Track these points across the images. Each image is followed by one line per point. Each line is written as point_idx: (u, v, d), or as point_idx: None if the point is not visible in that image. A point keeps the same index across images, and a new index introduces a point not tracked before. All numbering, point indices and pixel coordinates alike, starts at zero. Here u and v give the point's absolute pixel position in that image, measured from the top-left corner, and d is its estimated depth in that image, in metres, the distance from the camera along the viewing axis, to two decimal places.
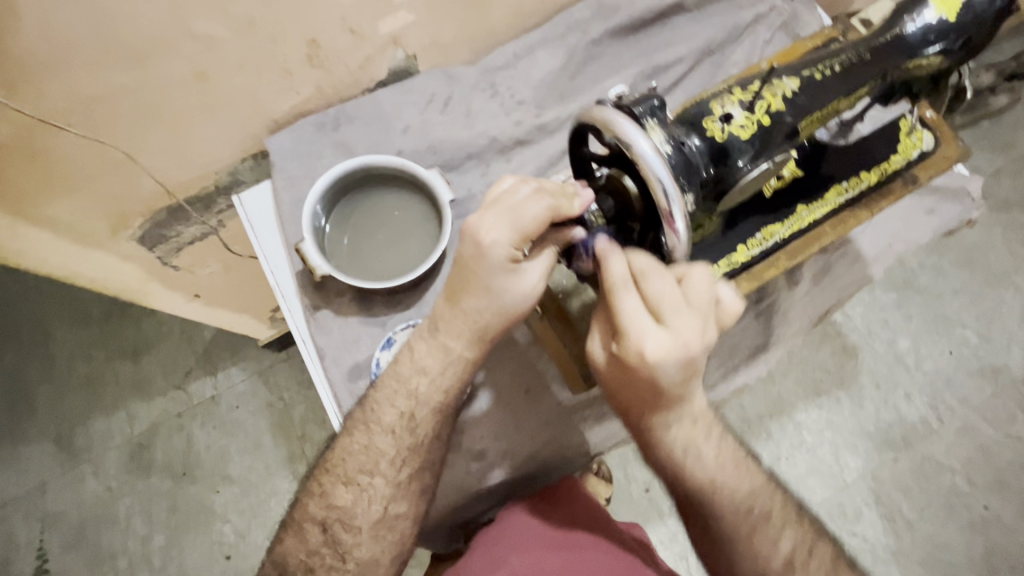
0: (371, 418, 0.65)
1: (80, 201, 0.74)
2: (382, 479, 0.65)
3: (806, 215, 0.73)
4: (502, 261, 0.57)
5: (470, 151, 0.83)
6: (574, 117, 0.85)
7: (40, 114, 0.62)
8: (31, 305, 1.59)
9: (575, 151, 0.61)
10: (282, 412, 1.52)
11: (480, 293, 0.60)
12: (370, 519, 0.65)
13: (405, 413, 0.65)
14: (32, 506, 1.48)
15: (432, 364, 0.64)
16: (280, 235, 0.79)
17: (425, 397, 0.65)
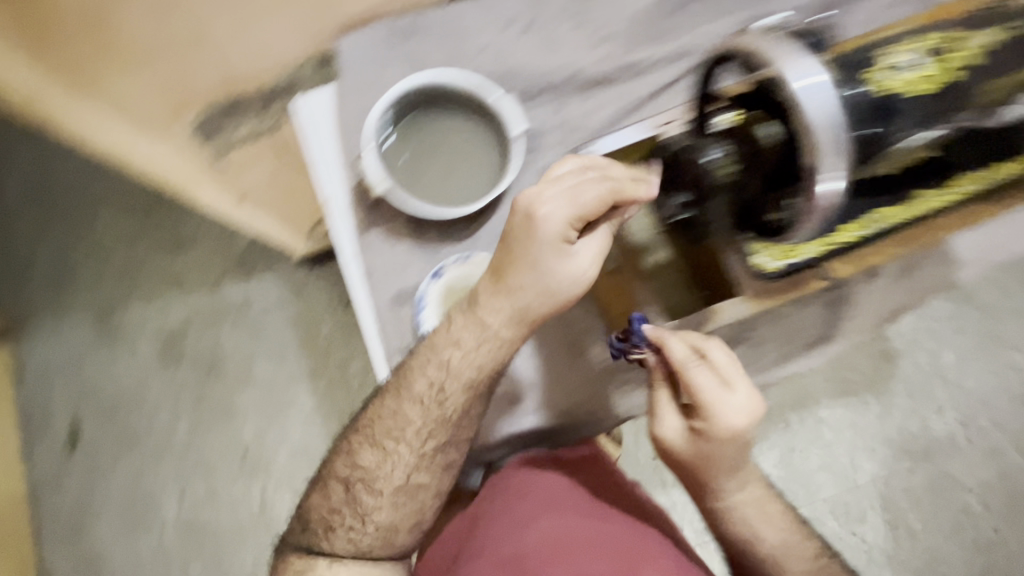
0: (395, 411, 0.66)
1: (143, 80, 0.72)
2: (406, 466, 0.67)
3: (924, 202, 0.68)
4: (552, 236, 0.58)
5: (547, 84, 0.73)
6: (667, 58, 0.74)
7: None
8: (78, 185, 1.61)
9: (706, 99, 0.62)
10: (309, 326, 1.55)
11: (525, 268, 0.59)
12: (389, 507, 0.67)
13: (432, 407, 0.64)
14: (71, 375, 1.57)
15: (466, 338, 0.63)
16: (336, 146, 0.73)
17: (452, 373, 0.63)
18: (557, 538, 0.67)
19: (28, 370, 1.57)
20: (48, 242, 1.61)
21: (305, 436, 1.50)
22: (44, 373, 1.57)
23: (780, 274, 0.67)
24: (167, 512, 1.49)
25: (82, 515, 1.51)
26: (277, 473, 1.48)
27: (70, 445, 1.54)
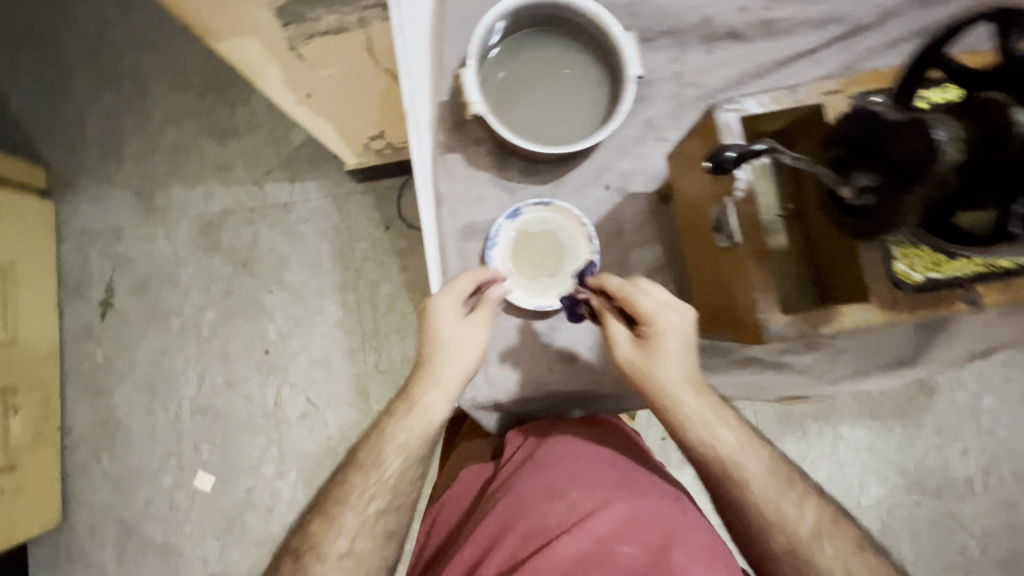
0: (377, 434, 0.67)
1: None
2: (391, 483, 0.67)
3: None
4: (456, 323, 0.61)
5: (671, 27, 0.65)
6: (811, 23, 0.64)
7: None
8: (139, 53, 1.58)
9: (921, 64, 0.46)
10: (346, 241, 1.53)
11: (444, 355, 0.61)
12: (377, 523, 0.67)
13: (409, 429, 0.65)
14: (109, 243, 1.57)
15: (404, 417, 0.65)
16: (428, 51, 0.66)
17: (422, 396, 0.63)
18: (589, 513, 0.67)
19: (69, 230, 1.58)
20: (100, 106, 1.58)
21: (327, 347, 1.51)
22: (83, 235, 1.58)
23: (918, 292, 0.50)
24: (185, 392, 1.53)
25: (105, 378, 1.55)
26: (294, 376, 1.51)
27: (102, 310, 1.56)
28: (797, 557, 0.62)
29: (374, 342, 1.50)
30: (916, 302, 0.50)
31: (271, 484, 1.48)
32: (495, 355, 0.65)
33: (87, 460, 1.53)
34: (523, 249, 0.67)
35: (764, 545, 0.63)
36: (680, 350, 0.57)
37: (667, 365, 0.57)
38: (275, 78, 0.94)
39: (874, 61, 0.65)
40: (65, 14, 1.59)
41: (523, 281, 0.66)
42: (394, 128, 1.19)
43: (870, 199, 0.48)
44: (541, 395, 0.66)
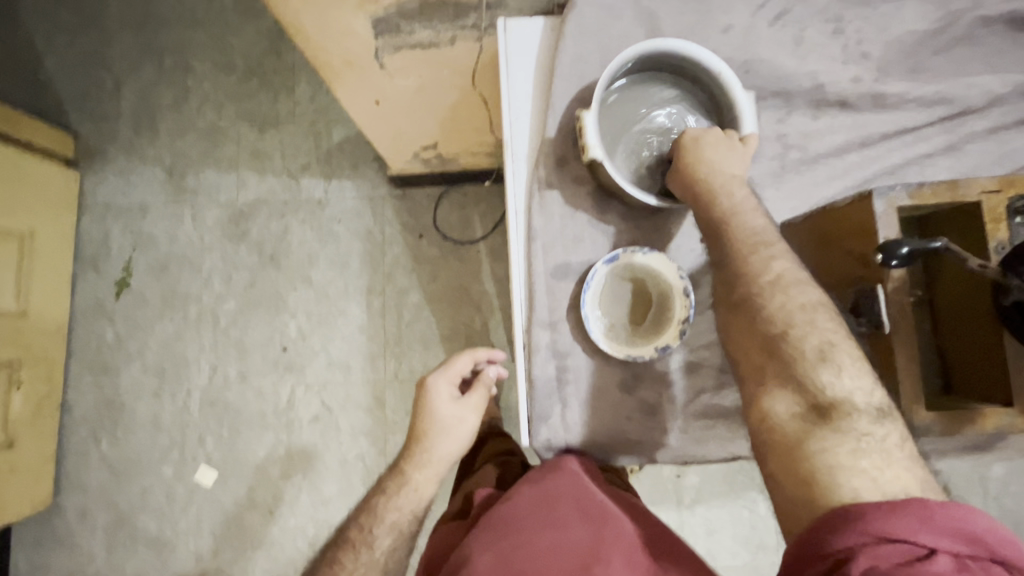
0: (373, 506, 0.70)
1: None
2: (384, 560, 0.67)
3: None
4: (448, 402, 0.71)
5: (783, 88, 0.66)
6: (919, 100, 0.65)
7: None
8: (184, 27, 1.48)
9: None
10: (378, 245, 1.44)
11: (438, 432, 0.70)
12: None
13: (405, 498, 0.69)
14: (130, 221, 1.47)
15: (404, 501, 0.69)
16: (536, 84, 0.66)
17: (422, 465, 0.70)
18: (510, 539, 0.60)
19: (91, 200, 1.48)
20: (138, 78, 1.47)
21: (347, 353, 1.43)
22: (104, 208, 1.47)
23: None
24: (195, 382, 1.44)
25: (113, 358, 1.45)
26: (310, 378, 1.43)
27: (117, 288, 1.46)
28: (749, 302, 0.53)
29: (396, 352, 1.42)
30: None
31: (274, 485, 1.40)
32: (574, 400, 0.64)
33: (85, 441, 1.44)
34: (626, 300, 0.65)
35: (731, 298, 0.55)
36: (726, 159, 0.58)
37: (711, 153, 0.58)
38: (351, 82, 0.89)
39: (975, 144, 0.66)
40: None
41: (619, 332, 0.64)
42: (449, 139, 1.16)
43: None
44: (606, 443, 0.64)
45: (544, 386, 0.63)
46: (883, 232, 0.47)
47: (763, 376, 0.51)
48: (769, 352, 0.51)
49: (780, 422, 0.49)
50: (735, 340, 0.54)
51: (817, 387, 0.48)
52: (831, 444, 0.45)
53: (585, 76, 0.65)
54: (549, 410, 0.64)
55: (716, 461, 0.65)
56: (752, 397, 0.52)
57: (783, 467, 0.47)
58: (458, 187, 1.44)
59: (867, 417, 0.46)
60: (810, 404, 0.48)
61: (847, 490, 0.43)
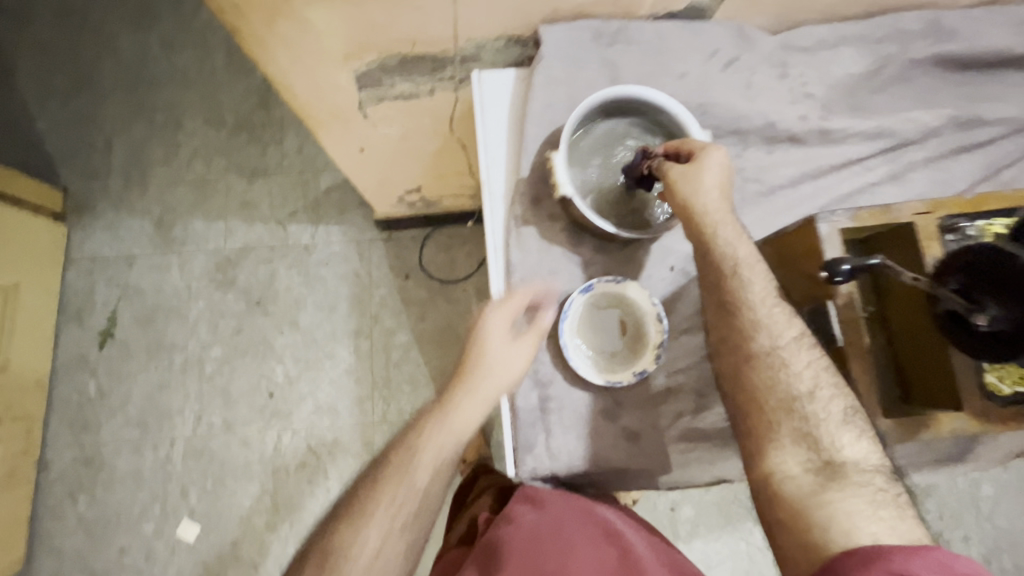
0: (401, 442, 0.64)
1: (336, 11, 0.63)
2: (405, 506, 0.62)
3: None
4: (500, 342, 0.63)
5: (738, 127, 0.71)
6: (863, 134, 0.71)
7: None
8: (175, 85, 1.54)
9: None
10: (365, 287, 1.46)
11: (487, 374, 0.62)
12: (385, 556, 0.61)
13: (433, 442, 0.63)
14: (116, 273, 1.48)
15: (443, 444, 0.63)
16: (509, 129, 0.71)
17: (454, 405, 0.63)
18: None
19: (78, 253, 1.48)
20: (129, 135, 1.52)
21: (335, 396, 1.42)
22: (90, 261, 1.48)
23: (1005, 403, 0.49)
24: (179, 433, 1.41)
25: (94, 412, 1.43)
26: (297, 423, 1.41)
27: (100, 339, 1.45)
28: (740, 342, 0.55)
29: (384, 393, 1.42)
30: (1008, 416, 0.48)
31: (260, 538, 1.36)
32: (558, 428, 0.65)
33: (62, 501, 1.39)
34: (604, 328, 0.67)
35: (743, 348, 0.54)
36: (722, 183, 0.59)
37: (705, 179, 0.58)
38: (337, 133, 0.93)
39: (917, 172, 0.71)
40: (105, 41, 1.55)
41: (597, 359, 0.67)
42: (432, 184, 1.21)
43: (1003, 326, 0.43)
44: (591, 470, 0.65)
45: (527, 415, 0.65)
46: (830, 253, 0.50)
47: (776, 430, 0.52)
48: (787, 409, 0.52)
49: (796, 479, 0.50)
50: (745, 391, 0.54)
51: (831, 446, 0.50)
52: (847, 499, 0.47)
53: (555, 121, 0.70)
54: (534, 439, 0.65)
55: (699, 484, 0.66)
56: (759, 448, 0.52)
57: (796, 522, 0.48)
58: (442, 229, 1.49)
59: (880, 475, 0.49)
60: (824, 461, 0.50)
61: (865, 536, 0.45)
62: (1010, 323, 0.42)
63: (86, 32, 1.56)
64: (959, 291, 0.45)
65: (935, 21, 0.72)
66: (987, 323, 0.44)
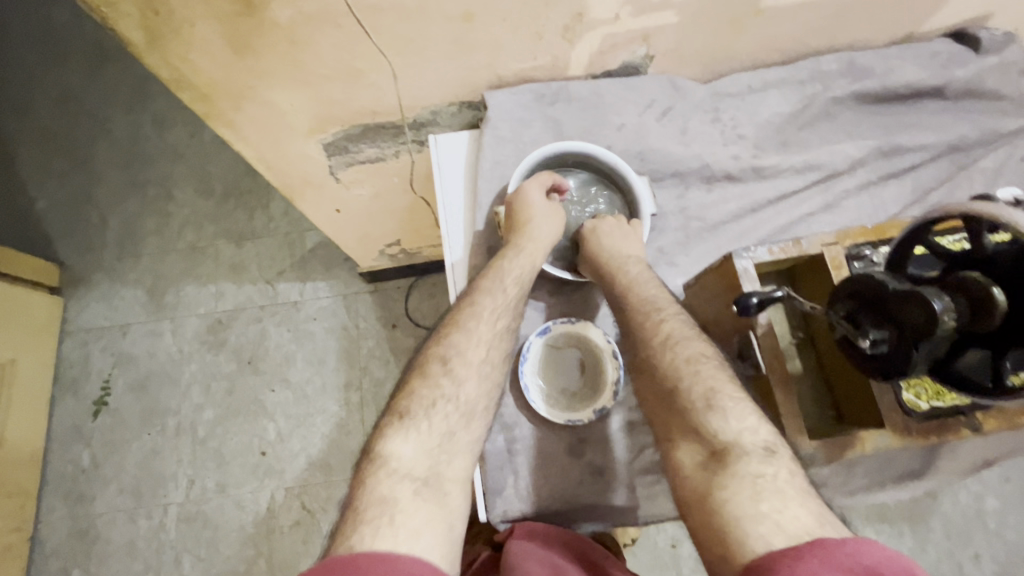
0: (456, 334, 0.62)
1: (297, 92, 0.69)
2: (472, 400, 0.60)
3: None
4: (536, 208, 0.69)
5: (677, 170, 0.76)
6: (793, 168, 0.76)
7: (296, 18, 0.58)
8: (168, 160, 1.62)
9: (905, 239, 0.49)
10: (352, 339, 1.49)
11: (526, 237, 0.68)
12: (454, 455, 0.57)
13: (489, 332, 0.64)
14: (111, 342, 1.51)
15: (485, 327, 0.64)
16: (465, 186, 0.77)
17: (506, 295, 0.66)
18: None
19: (73, 325, 1.52)
20: (124, 210, 1.59)
21: (326, 450, 1.42)
22: (86, 332, 1.52)
23: (924, 419, 0.50)
24: (172, 498, 1.41)
25: (89, 483, 1.43)
26: (289, 481, 1.41)
27: (94, 409, 1.47)
28: None
29: None
30: (925, 429, 0.49)
31: None
32: (524, 469, 0.67)
33: None
34: (560, 369, 0.70)
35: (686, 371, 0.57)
36: (628, 237, 0.69)
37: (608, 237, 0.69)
38: (313, 200, 0.98)
39: (849, 199, 0.77)
40: (100, 124, 1.64)
41: (558, 399, 0.69)
42: (410, 237, 1.26)
43: (885, 348, 0.44)
44: (561, 509, 0.66)
45: (494, 458, 0.67)
46: (750, 287, 0.53)
47: (672, 430, 0.54)
48: (674, 407, 0.55)
49: (690, 473, 0.51)
50: (649, 395, 0.59)
51: (717, 434, 0.51)
52: (734, 489, 0.46)
53: (505, 177, 0.76)
54: (502, 482, 0.66)
55: (672, 517, 0.67)
56: (667, 452, 0.54)
57: (699, 510, 0.48)
58: (426, 278, 1.53)
59: (756, 457, 0.48)
60: (711, 452, 0.50)
61: (754, 542, 0.42)
62: (888, 344, 0.44)
63: (82, 116, 1.65)
64: (847, 317, 0.47)
65: (850, 61, 0.78)
66: (869, 346, 0.45)
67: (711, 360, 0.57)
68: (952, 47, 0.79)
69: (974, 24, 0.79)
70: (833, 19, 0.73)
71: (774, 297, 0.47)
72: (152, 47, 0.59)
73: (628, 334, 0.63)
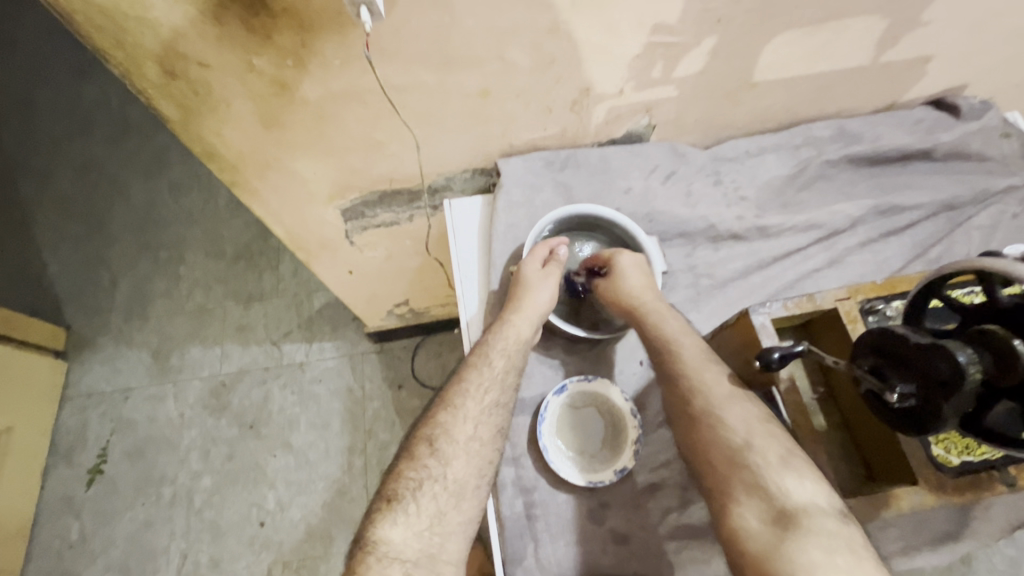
0: (442, 415, 0.63)
1: (320, 163, 0.73)
2: (461, 479, 0.61)
3: None
4: (534, 280, 0.69)
5: (683, 230, 0.79)
6: (796, 227, 0.79)
7: (322, 96, 0.62)
8: (181, 224, 1.66)
9: (918, 294, 0.50)
10: (358, 401, 1.47)
11: (526, 310, 0.68)
12: (445, 536, 0.58)
13: (474, 410, 0.64)
14: (111, 407, 1.49)
15: (472, 404, 0.64)
16: (479, 249, 0.79)
17: (492, 369, 0.65)
18: None
19: (74, 390, 1.50)
20: (135, 273, 1.62)
21: (328, 520, 1.36)
22: (86, 397, 1.50)
23: (957, 475, 0.49)
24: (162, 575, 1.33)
25: (75, 560, 1.35)
26: (287, 554, 1.34)
27: (89, 478, 1.42)
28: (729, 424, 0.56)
29: None
30: (960, 486, 0.49)
31: None
32: (545, 536, 0.64)
33: None
34: (577, 429, 0.69)
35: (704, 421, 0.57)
36: (643, 277, 0.69)
37: (631, 275, 0.68)
38: (327, 262, 1.01)
39: (853, 256, 0.79)
40: (118, 191, 1.70)
41: (577, 459, 0.68)
42: (419, 296, 1.27)
43: (912, 403, 0.45)
44: None
45: (514, 524, 0.64)
46: (767, 342, 0.54)
47: (730, 487, 0.53)
48: (733, 464, 0.54)
49: (754, 532, 0.50)
50: (696, 448, 0.57)
51: (781, 493, 0.51)
52: (807, 549, 0.46)
53: (518, 239, 0.78)
54: (522, 550, 0.63)
55: None
56: (722, 508, 0.53)
57: None
58: (432, 337, 1.53)
59: (831, 517, 0.49)
60: (778, 511, 0.50)
61: None
62: (917, 398, 0.44)
63: (101, 184, 1.71)
64: (873, 372, 0.48)
65: (840, 127, 0.83)
66: (898, 401, 0.45)
67: (745, 411, 0.56)
68: (934, 114, 0.85)
69: (952, 93, 0.85)
70: (821, 91, 0.79)
71: (796, 351, 0.47)
72: (189, 123, 0.63)
73: (660, 383, 0.63)
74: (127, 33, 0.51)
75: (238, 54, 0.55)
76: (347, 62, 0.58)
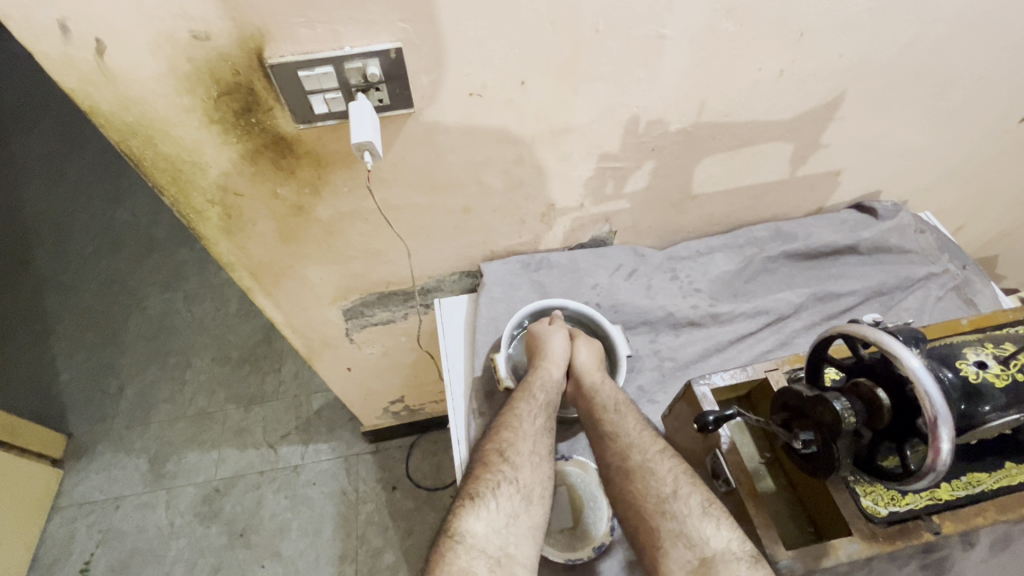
0: (506, 430, 0.72)
1: (329, 269, 0.85)
2: (528, 485, 0.69)
3: (1017, 472, 0.61)
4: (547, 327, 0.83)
5: (646, 319, 0.89)
6: (746, 313, 0.90)
7: (331, 215, 0.75)
8: (191, 333, 1.76)
9: (811, 356, 0.59)
10: (351, 503, 1.46)
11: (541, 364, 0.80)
12: (519, 536, 0.65)
13: (532, 429, 0.73)
14: (101, 517, 1.47)
15: (528, 425, 0.73)
16: (465, 339, 0.89)
17: (537, 400, 0.76)
18: None
19: (66, 500, 1.49)
20: (142, 380, 1.68)
21: None
22: (77, 507, 1.48)
23: (887, 524, 0.59)
24: None
25: None
26: None
27: None
28: (643, 467, 0.68)
29: None
30: (890, 534, 0.59)
31: None
32: None
33: None
34: None
35: (625, 467, 0.69)
36: (593, 357, 0.82)
37: (581, 351, 0.82)
38: (329, 360, 1.09)
39: (800, 337, 0.89)
40: (137, 303, 1.83)
41: (555, 540, 0.72)
42: (414, 392, 1.33)
43: (814, 448, 0.56)
44: None
45: None
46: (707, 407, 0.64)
47: (659, 539, 0.64)
48: (661, 513, 0.65)
49: None
50: (631, 503, 0.67)
51: (702, 541, 0.61)
52: None
53: (498, 330, 0.87)
54: None
55: None
56: (654, 558, 0.63)
57: None
58: (427, 435, 1.56)
59: (744, 562, 0.58)
60: (700, 559, 0.61)
61: None
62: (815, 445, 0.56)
63: (122, 297, 1.84)
64: (782, 426, 0.60)
65: (778, 228, 0.97)
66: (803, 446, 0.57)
67: None
68: (857, 216, 0.99)
69: (869, 198, 1.00)
70: (754, 200, 0.94)
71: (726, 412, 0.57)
72: (221, 238, 0.75)
73: (622, 458, 0.70)
74: (183, 172, 0.65)
75: (268, 185, 0.69)
76: (354, 189, 0.72)
